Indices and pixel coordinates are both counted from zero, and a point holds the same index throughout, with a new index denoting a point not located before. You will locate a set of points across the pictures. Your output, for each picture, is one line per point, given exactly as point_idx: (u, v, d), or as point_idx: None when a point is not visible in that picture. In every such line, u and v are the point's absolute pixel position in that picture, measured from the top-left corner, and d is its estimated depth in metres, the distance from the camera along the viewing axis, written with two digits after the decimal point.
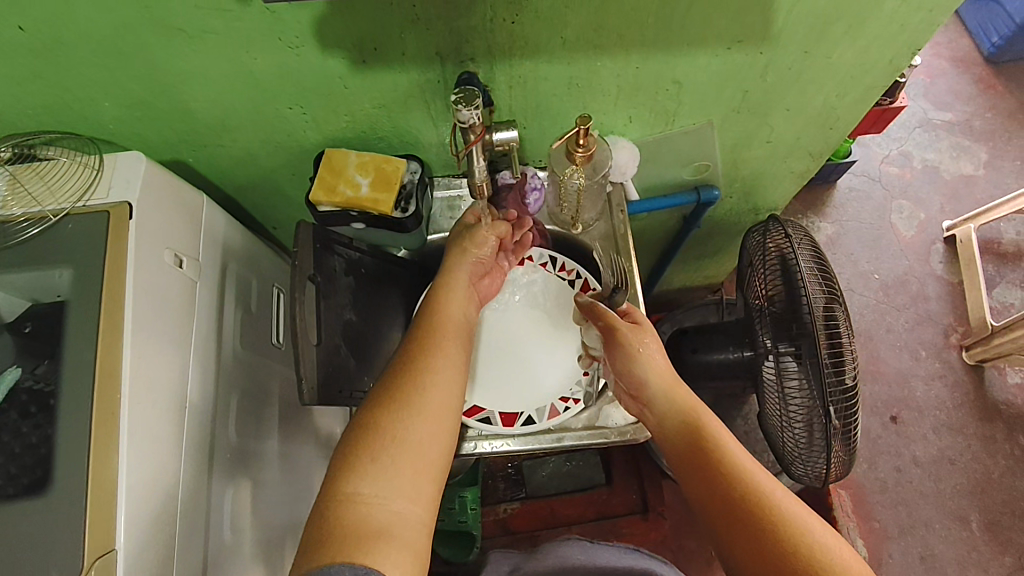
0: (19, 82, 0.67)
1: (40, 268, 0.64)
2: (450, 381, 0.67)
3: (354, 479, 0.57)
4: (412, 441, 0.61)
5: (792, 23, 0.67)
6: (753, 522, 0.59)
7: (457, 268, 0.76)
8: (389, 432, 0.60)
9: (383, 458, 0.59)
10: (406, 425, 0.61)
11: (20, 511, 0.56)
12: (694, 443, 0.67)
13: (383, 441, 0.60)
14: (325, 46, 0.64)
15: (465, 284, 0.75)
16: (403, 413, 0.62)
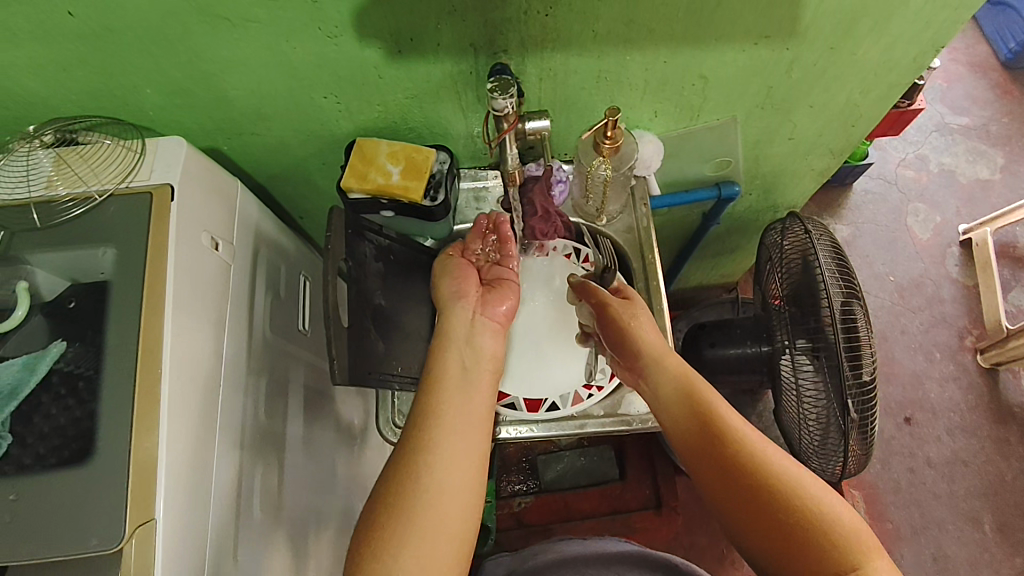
0: (65, 68, 0.68)
1: (85, 247, 0.65)
2: (466, 437, 0.65)
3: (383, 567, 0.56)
4: (433, 512, 0.59)
5: (820, 19, 0.68)
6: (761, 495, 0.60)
7: (454, 309, 0.74)
8: (415, 509, 0.59)
9: (412, 539, 0.58)
10: (431, 497, 0.60)
11: (64, 482, 0.58)
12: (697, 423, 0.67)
13: (410, 526, 0.58)
14: (364, 35, 0.66)
15: (465, 332, 0.73)
16: (409, 497, 0.60)
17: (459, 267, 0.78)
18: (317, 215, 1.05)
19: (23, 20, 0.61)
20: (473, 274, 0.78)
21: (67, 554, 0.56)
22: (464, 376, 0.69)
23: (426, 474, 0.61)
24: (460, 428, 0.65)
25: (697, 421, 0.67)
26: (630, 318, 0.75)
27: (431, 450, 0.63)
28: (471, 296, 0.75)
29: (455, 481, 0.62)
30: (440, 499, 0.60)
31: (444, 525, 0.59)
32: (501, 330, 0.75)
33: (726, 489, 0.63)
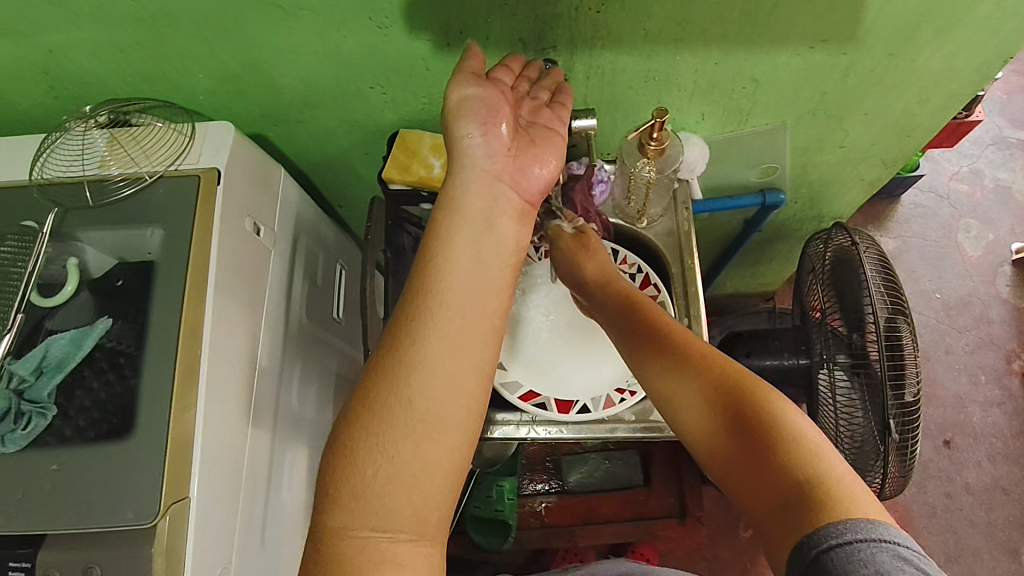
0: (122, 51, 0.70)
1: (136, 226, 0.67)
2: (462, 356, 0.49)
3: (341, 512, 0.46)
4: (402, 446, 0.47)
5: (882, 23, 0.66)
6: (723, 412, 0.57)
7: (467, 174, 0.55)
8: (379, 452, 0.46)
9: (384, 474, 0.46)
10: (403, 434, 0.47)
11: (104, 454, 0.59)
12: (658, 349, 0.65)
13: (383, 467, 0.46)
14: (413, 27, 0.66)
15: (482, 210, 0.54)
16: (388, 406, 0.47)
17: (473, 100, 0.56)
18: (357, 204, 1.06)
19: (85, 2, 0.63)
20: (496, 124, 0.56)
21: (104, 526, 0.57)
22: (471, 270, 0.52)
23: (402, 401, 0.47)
24: (459, 342, 0.49)
25: (658, 346, 0.65)
26: (586, 260, 0.78)
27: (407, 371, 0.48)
28: (498, 156, 0.56)
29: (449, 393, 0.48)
30: (421, 436, 0.47)
31: (432, 462, 0.47)
32: (527, 211, 0.58)
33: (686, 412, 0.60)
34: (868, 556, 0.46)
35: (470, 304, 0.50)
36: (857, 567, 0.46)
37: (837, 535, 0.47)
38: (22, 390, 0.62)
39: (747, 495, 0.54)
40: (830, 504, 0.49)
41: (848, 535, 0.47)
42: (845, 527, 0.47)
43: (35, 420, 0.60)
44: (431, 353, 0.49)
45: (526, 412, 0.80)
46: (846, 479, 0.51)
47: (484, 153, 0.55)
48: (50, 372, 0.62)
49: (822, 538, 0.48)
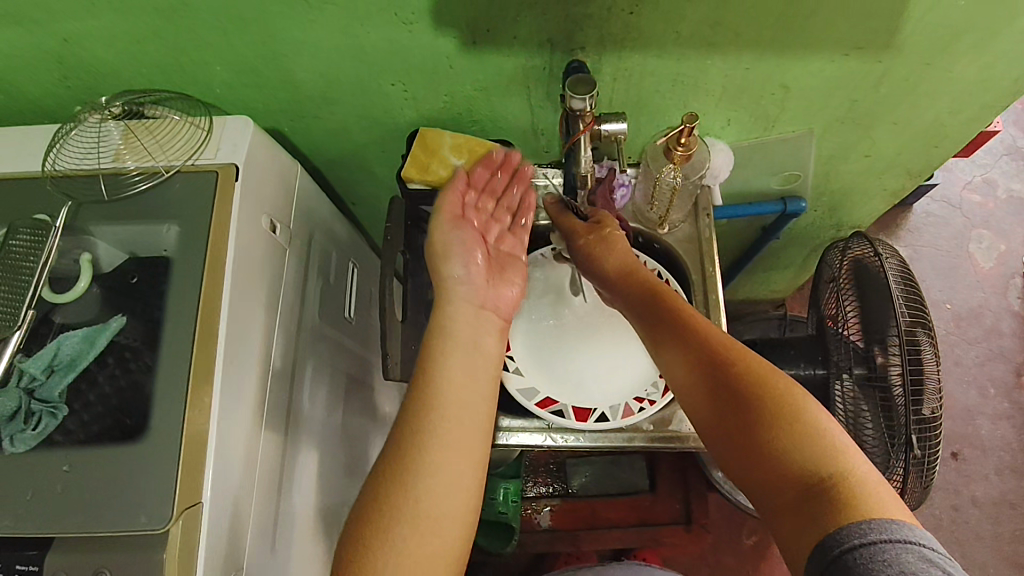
0: (139, 41, 0.68)
1: (152, 222, 0.66)
2: (456, 445, 0.61)
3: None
4: (406, 562, 0.56)
5: (921, 31, 0.64)
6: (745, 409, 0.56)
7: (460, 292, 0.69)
8: (393, 549, 0.56)
9: (395, 574, 0.55)
10: (410, 529, 0.57)
11: (116, 456, 0.58)
12: (680, 343, 0.64)
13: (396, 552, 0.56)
14: (440, 24, 0.64)
15: (469, 335, 0.67)
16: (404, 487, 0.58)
17: (458, 237, 0.70)
18: (371, 202, 1.04)
19: None
20: (473, 240, 0.71)
21: (116, 530, 0.56)
22: (463, 408, 0.63)
23: (405, 514, 0.57)
24: (453, 443, 0.61)
25: (681, 341, 0.64)
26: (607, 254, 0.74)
27: (413, 468, 0.59)
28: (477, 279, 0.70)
29: (444, 494, 0.59)
30: (422, 537, 0.57)
31: (432, 546, 0.57)
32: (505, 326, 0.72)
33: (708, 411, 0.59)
34: (892, 556, 0.44)
35: (460, 410, 0.62)
36: (880, 567, 0.44)
37: (861, 536, 0.45)
38: (32, 388, 0.60)
39: (767, 494, 0.53)
40: (850, 503, 0.48)
41: (871, 535, 0.45)
42: (868, 525, 0.46)
43: (47, 419, 0.59)
44: (436, 455, 0.60)
45: (541, 419, 0.79)
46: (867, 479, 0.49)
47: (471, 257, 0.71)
48: (62, 370, 0.61)
49: (845, 537, 0.46)
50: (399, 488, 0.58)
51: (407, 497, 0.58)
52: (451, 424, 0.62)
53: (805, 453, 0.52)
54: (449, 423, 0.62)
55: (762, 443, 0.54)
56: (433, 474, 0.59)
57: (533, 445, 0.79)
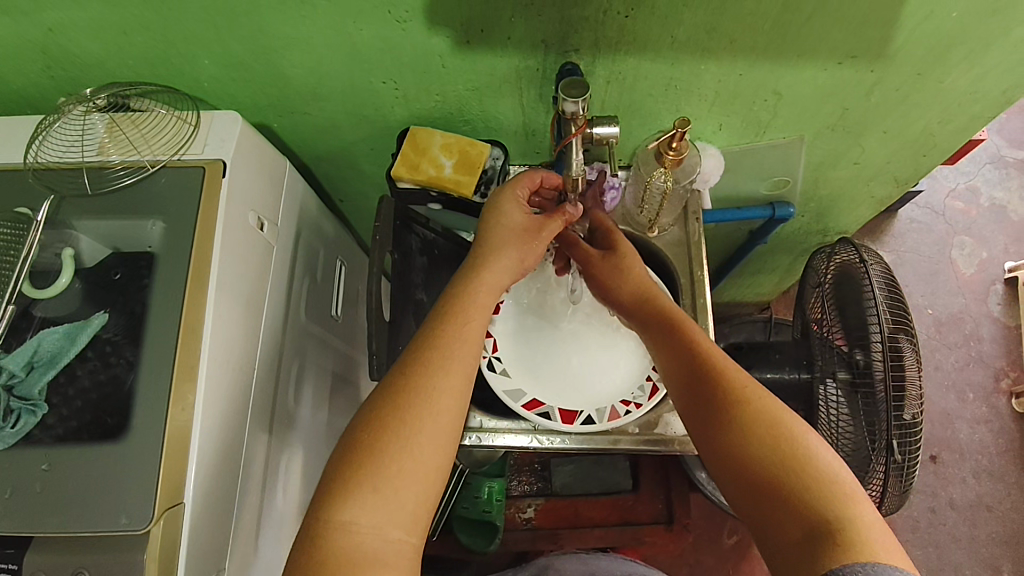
0: (125, 32, 0.66)
1: (135, 217, 0.64)
2: (466, 370, 0.61)
3: (352, 505, 0.52)
4: (401, 475, 0.54)
5: (913, 42, 0.65)
6: (757, 440, 0.56)
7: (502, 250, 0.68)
8: (391, 461, 0.54)
9: (385, 491, 0.53)
10: (411, 442, 0.55)
11: (96, 455, 0.57)
12: (696, 373, 0.64)
13: (393, 462, 0.54)
14: (433, 23, 0.64)
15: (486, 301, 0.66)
16: (406, 412, 0.56)
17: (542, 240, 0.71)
18: (359, 200, 1.03)
19: None
20: (540, 255, 0.73)
21: (96, 531, 0.55)
22: (476, 336, 0.63)
23: (410, 426, 0.56)
24: (463, 365, 0.61)
25: (698, 372, 0.64)
26: (624, 281, 0.75)
27: (423, 384, 0.58)
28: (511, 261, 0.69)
29: (447, 415, 0.58)
30: (421, 453, 0.55)
31: (429, 463, 0.55)
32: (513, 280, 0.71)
33: (719, 437, 0.59)
34: None
35: (474, 338, 0.63)
36: None
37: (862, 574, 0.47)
38: (12, 385, 0.59)
39: (769, 527, 0.53)
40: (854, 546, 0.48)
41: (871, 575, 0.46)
42: (869, 567, 0.47)
43: (26, 417, 0.58)
44: (447, 376, 0.59)
45: (527, 420, 0.78)
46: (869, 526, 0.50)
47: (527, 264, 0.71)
48: (41, 368, 0.60)
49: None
50: (406, 401, 0.57)
51: (411, 413, 0.56)
52: (464, 346, 0.62)
53: (813, 493, 0.52)
54: (457, 350, 0.61)
55: (771, 478, 0.54)
56: (441, 396, 0.58)
57: (519, 447, 0.78)
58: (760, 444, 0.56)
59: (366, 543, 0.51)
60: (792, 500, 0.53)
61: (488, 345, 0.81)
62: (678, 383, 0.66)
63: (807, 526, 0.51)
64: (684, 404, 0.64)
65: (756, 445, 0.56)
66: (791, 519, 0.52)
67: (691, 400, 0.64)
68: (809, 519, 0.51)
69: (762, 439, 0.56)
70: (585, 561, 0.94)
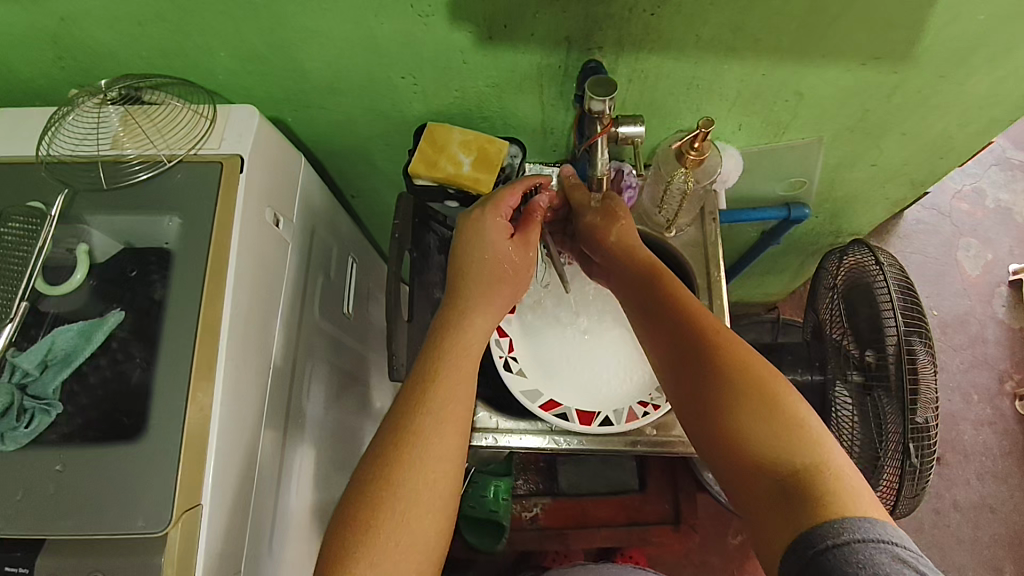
0: (140, 23, 0.65)
1: (151, 213, 0.63)
2: (458, 421, 0.60)
3: (350, 572, 0.52)
4: (396, 533, 0.54)
5: (939, 44, 0.64)
6: (731, 396, 0.56)
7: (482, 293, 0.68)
8: (384, 523, 0.54)
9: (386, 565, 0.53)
10: (405, 501, 0.55)
11: (112, 455, 0.56)
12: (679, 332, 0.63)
13: (384, 523, 0.54)
14: (456, 18, 0.62)
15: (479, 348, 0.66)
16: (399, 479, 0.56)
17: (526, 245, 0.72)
18: (371, 196, 1.02)
19: None
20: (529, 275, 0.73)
21: (112, 533, 0.54)
22: (467, 384, 0.62)
23: (403, 482, 0.56)
24: (454, 415, 0.60)
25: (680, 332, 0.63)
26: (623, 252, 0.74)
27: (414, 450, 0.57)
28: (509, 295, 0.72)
29: (441, 466, 0.57)
30: (413, 509, 0.55)
31: (425, 517, 0.55)
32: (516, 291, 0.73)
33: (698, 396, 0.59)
34: (866, 556, 0.46)
35: (464, 384, 0.62)
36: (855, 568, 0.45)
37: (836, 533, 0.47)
38: (25, 384, 0.58)
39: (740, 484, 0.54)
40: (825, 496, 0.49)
41: (859, 535, 0.46)
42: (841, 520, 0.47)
43: (39, 417, 0.57)
44: (438, 427, 0.59)
45: (544, 421, 0.77)
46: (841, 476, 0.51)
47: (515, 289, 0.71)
48: (56, 366, 0.59)
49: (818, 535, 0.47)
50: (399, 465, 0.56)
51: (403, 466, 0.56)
52: (454, 395, 0.61)
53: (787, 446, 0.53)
54: (449, 411, 0.60)
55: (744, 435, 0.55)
56: (434, 446, 0.58)
57: (535, 448, 0.77)
58: (744, 411, 0.55)
59: None
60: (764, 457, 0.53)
61: (504, 344, 0.79)
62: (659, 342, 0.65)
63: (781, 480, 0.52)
64: (666, 366, 0.64)
65: (734, 405, 0.56)
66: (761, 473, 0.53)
67: (669, 360, 0.63)
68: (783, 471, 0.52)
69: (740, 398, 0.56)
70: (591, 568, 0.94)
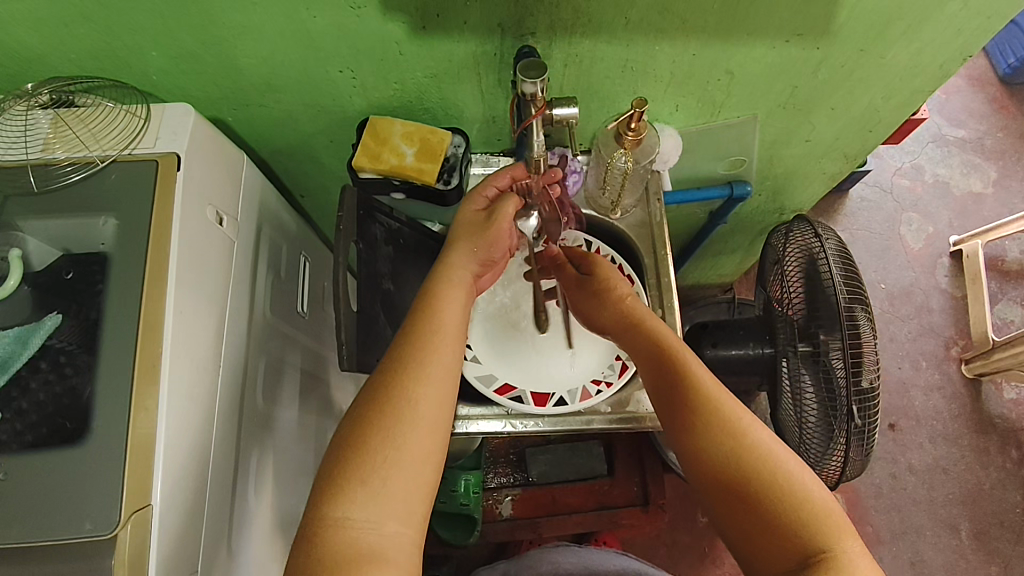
0: (67, 24, 0.64)
1: (86, 215, 0.62)
2: (448, 365, 0.62)
3: (345, 501, 0.53)
4: (388, 469, 0.55)
5: (855, 19, 0.67)
6: (722, 443, 0.59)
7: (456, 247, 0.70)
8: (376, 457, 0.55)
9: (374, 488, 0.54)
10: (398, 436, 0.56)
11: (57, 461, 0.55)
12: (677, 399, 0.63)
13: (377, 456, 0.55)
14: (387, 8, 0.63)
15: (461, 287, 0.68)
16: (391, 421, 0.57)
17: (497, 231, 0.70)
18: (319, 195, 1.02)
19: None
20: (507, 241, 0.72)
21: (58, 539, 0.53)
22: (453, 329, 0.64)
23: (396, 420, 0.57)
24: (445, 360, 0.62)
25: (678, 401, 0.63)
26: (603, 307, 0.74)
27: (405, 382, 0.59)
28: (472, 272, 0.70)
29: (431, 405, 0.59)
30: (408, 446, 0.56)
31: (419, 454, 0.57)
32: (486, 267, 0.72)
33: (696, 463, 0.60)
34: None
35: (452, 329, 0.64)
36: None
37: None
38: None
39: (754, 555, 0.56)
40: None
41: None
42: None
43: None
44: (427, 367, 0.61)
45: (500, 406, 0.79)
46: (855, 556, 0.53)
47: (493, 253, 0.71)
48: None
49: None
50: (391, 405, 0.58)
51: (396, 405, 0.58)
52: (441, 338, 0.63)
53: (798, 522, 0.54)
54: (441, 341, 0.63)
55: (752, 507, 0.56)
56: (425, 384, 0.60)
57: (494, 432, 0.78)
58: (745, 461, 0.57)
59: (360, 538, 0.52)
60: (776, 533, 0.54)
61: None
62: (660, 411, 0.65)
63: (798, 557, 0.53)
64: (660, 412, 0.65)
65: (744, 483, 0.57)
66: (778, 550, 0.54)
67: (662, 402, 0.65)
68: (800, 549, 0.53)
69: (743, 474, 0.57)
70: (577, 552, 0.92)
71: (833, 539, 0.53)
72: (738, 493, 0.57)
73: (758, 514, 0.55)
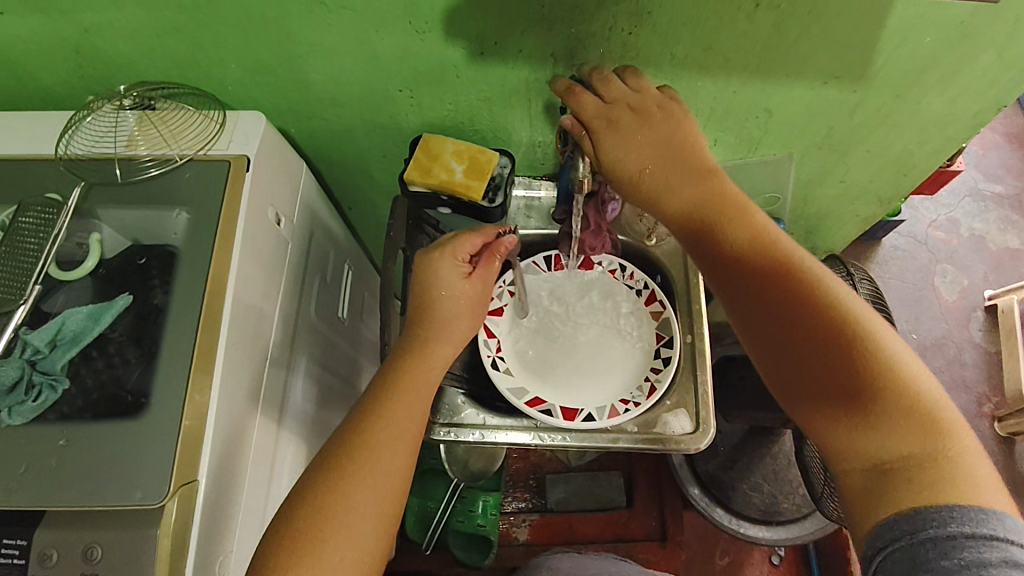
0: (159, 35, 0.70)
1: (161, 208, 0.68)
2: (400, 440, 0.65)
3: None
4: (332, 548, 0.58)
5: (891, 65, 0.70)
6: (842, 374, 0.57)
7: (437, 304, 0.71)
8: (321, 536, 0.58)
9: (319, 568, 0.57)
10: (343, 513, 0.59)
11: (115, 431, 0.58)
12: (794, 332, 0.60)
13: (322, 536, 0.58)
14: (450, 34, 0.68)
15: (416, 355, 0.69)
16: (341, 489, 0.60)
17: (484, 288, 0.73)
18: (367, 208, 1.07)
19: None
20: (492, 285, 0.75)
21: (111, 505, 0.56)
22: (414, 399, 0.67)
23: (341, 494, 0.60)
24: (397, 434, 0.65)
25: (794, 328, 0.60)
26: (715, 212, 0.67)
27: (359, 454, 0.63)
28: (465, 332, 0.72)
29: (388, 480, 0.63)
30: (353, 523, 0.60)
31: (362, 532, 0.60)
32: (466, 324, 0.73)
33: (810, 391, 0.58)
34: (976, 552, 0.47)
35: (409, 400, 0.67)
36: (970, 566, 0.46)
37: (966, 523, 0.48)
38: (34, 361, 0.61)
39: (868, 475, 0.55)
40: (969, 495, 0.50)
41: (984, 520, 0.48)
42: (980, 510, 0.49)
43: (47, 392, 0.60)
44: (380, 445, 0.64)
45: (529, 418, 0.81)
46: (981, 469, 0.52)
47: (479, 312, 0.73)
48: (64, 346, 0.62)
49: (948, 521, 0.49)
50: (343, 479, 0.61)
51: (345, 481, 0.61)
52: (396, 416, 0.66)
53: (935, 440, 0.53)
54: (392, 415, 0.66)
55: (884, 428, 0.54)
56: (376, 461, 0.63)
57: (520, 444, 0.80)
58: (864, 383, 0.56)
59: None
60: (898, 450, 0.54)
61: (492, 345, 0.83)
62: (769, 336, 0.61)
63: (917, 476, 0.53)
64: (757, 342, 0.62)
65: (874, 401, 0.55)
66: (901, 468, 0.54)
67: (766, 331, 0.62)
68: (908, 473, 0.53)
69: (869, 389, 0.56)
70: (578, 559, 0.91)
71: (954, 451, 0.53)
72: (857, 410, 0.56)
73: (888, 436, 0.54)
